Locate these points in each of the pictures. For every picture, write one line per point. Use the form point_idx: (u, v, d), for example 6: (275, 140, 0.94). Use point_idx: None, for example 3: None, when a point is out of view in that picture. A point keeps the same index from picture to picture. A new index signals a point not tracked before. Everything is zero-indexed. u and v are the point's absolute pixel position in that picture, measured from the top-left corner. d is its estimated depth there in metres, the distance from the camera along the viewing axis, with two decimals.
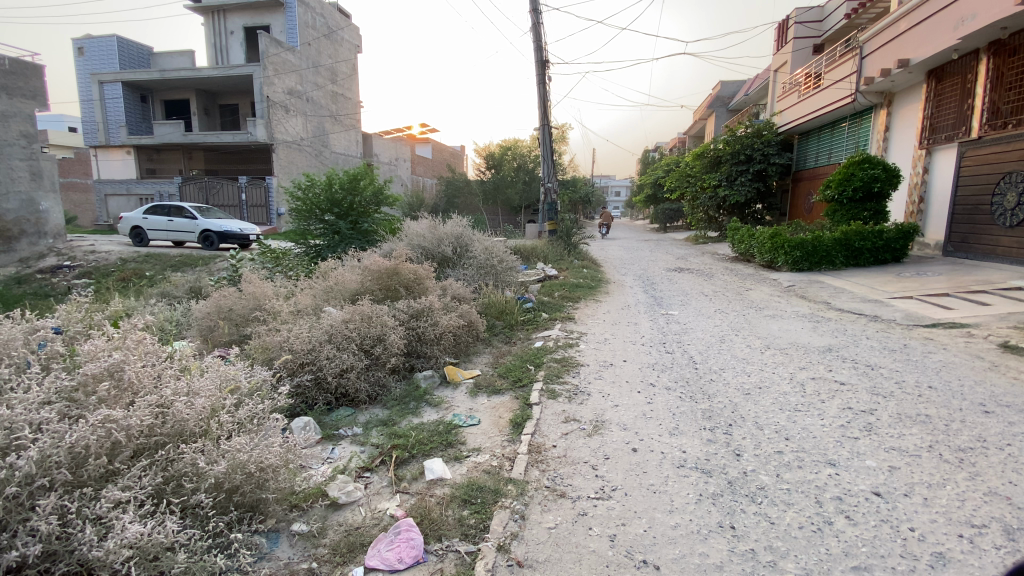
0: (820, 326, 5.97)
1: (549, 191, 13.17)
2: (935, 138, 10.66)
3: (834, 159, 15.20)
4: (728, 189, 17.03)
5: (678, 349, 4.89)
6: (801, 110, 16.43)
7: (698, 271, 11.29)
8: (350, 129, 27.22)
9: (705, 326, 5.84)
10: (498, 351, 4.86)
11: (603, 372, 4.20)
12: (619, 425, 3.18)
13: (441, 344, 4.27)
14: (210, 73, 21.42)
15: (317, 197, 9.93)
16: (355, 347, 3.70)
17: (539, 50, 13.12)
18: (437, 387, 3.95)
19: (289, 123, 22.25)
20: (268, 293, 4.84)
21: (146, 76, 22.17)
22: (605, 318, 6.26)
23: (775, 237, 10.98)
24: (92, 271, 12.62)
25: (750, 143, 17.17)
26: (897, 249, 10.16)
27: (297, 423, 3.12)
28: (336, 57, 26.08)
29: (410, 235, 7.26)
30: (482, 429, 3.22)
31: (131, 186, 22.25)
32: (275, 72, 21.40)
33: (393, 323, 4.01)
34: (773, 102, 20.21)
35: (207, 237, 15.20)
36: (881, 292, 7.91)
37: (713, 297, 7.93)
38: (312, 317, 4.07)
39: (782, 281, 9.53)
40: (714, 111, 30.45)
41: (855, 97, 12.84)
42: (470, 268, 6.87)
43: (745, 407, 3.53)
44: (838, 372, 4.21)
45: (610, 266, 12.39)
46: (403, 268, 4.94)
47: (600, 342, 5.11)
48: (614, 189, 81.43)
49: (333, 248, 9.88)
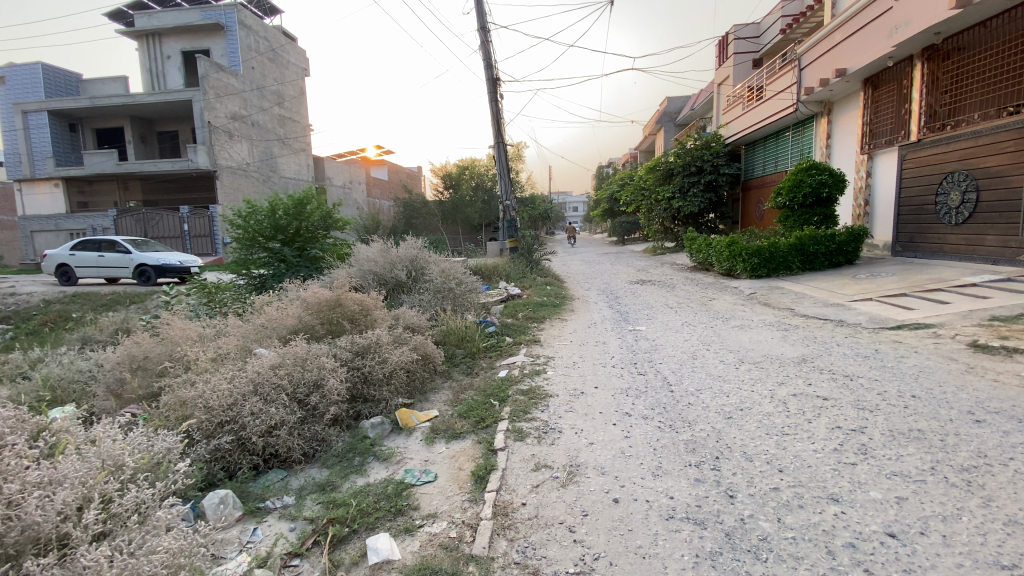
0: (790, 334, 5.82)
1: (507, 209, 12.91)
2: (876, 142, 11.07)
3: (780, 167, 15.67)
4: (682, 200, 17.29)
5: (651, 370, 4.57)
6: (746, 121, 16.94)
7: (661, 283, 11.18)
8: (300, 153, 26.36)
9: (675, 342, 5.58)
10: (458, 385, 4.41)
11: (574, 402, 3.82)
12: (595, 468, 2.79)
13: (392, 384, 3.80)
14: (145, 99, 20.26)
15: (260, 224, 9.24)
16: (286, 398, 3.20)
17: (489, 67, 12.96)
18: (388, 436, 3.47)
19: (233, 148, 21.26)
20: (190, 336, 4.24)
21: (74, 104, 20.77)
22: (572, 339, 5.91)
23: (732, 244, 11.03)
24: (9, 317, 11.35)
25: (700, 154, 17.54)
26: (849, 251, 10.36)
27: (211, 497, 2.56)
28: (282, 81, 25.34)
29: (359, 261, 6.76)
30: (438, 487, 2.75)
31: (60, 221, 20.63)
32: (217, 96, 20.46)
33: (333, 366, 3.53)
34: (718, 114, 20.85)
35: (143, 272, 14.06)
36: (842, 295, 7.93)
37: (679, 309, 7.77)
38: (236, 364, 3.54)
39: (744, 289, 9.50)
40: (663, 125, 31.34)
41: (796, 106, 13.26)
42: (425, 293, 6.41)
43: (730, 434, 3.21)
44: (820, 386, 3.98)
45: (573, 282, 12.16)
46: (346, 299, 4.48)
47: (568, 367, 4.73)
48: (573, 205, 83.04)
49: (279, 278, 9.22)
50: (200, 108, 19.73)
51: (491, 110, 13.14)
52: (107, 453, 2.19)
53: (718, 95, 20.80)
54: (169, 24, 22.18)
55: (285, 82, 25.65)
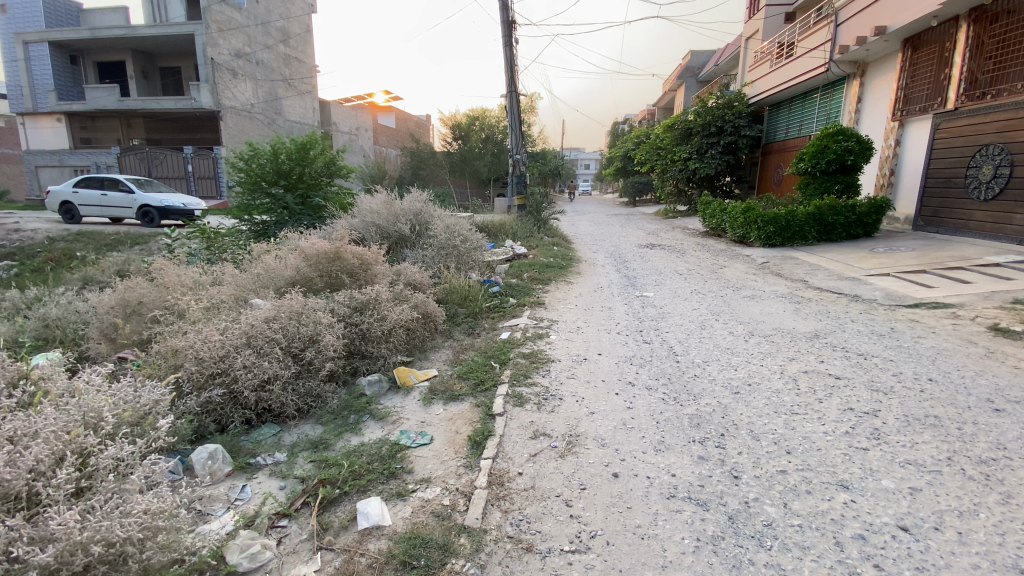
0: (802, 307, 5.64)
1: (517, 163, 12.52)
2: (909, 109, 10.47)
3: (804, 131, 14.99)
4: (698, 161, 16.70)
5: (657, 338, 4.44)
6: (772, 80, 16.08)
7: (671, 247, 10.91)
8: (306, 95, 25.52)
9: (684, 310, 5.41)
10: (458, 345, 4.30)
11: (576, 368, 3.71)
12: (596, 439, 2.71)
13: (391, 342, 3.69)
14: (147, 32, 19.44)
15: (262, 168, 8.96)
16: (281, 351, 3.10)
17: (504, 9, 12.20)
18: (385, 394, 3.39)
19: (237, 87, 20.56)
20: (185, 283, 4.13)
21: (74, 35, 19.98)
22: (578, 303, 5.76)
23: (748, 211, 10.66)
24: (14, 253, 11.21)
25: (721, 114, 16.78)
26: (869, 223, 10.02)
27: (200, 452, 2.50)
28: (288, 17, 24.20)
29: (362, 212, 6.57)
30: (432, 451, 2.68)
31: (64, 157, 20.31)
32: (220, 31, 19.60)
33: (331, 322, 3.42)
34: (743, 72, 19.81)
35: (147, 213, 13.89)
36: (857, 269, 7.67)
37: (689, 275, 7.57)
38: (231, 314, 3.43)
39: (756, 257, 9.24)
40: (684, 81, 29.99)
41: (829, 66, 12.49)
42: (429, 249, 6.21)
43: (736, 410, 3.10)
44: (831, 364, 3.84)
45: (580, 243, 11.90)
46: (346, 252, 4.31)
47: (572, 332, 4.60)
48: (584, 161, 81.53)
49: (282, 226, 9.03)
50: (202, 43, 18.94)
51: (505, 57, 12.48)
52: (86, 406, 2.11)
53: (745, 51, 19.69)
54: None
55: (291, 19, 24.51)
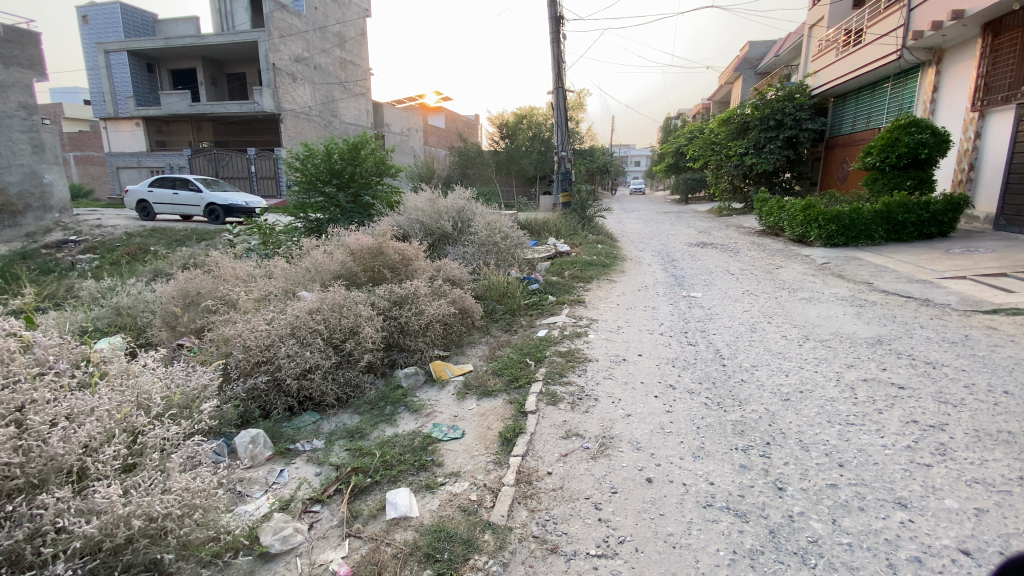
0: (864, 312, 5.25)
1: (563, 160, 12.42)
2: (991, 99, 9.57)
3: (872, 123, 14.00)
4: (755, 157, 15.96)
5: (702, 340, 4.26)
6: (838, 70, 15.10)
7: (722, 247, 10.47)
8: (360, 97, 26.39)
9: (732, 312, 5.17)
10: (495, 341, 4.29)
11: (614, 369, 3.61)
12: (631, 442, 2.62)
13: (428, 336, 3.72)
14: (215, 41, 20.70)
15: (317, 168, 9.34)
16: (322, 342, 3.19)
17: (552, 5, 12.12)
18: (421, 387, 3.43)
19: (296, 91, 21.54)
20: (240, 275, 4.37)
21: (151, 45, 21.55)
22: (619, 302, 5.62)
23: (807, 208, 10.06)
24: (97, 247, 12.21)
25: (780, 107, 15.94)
26: (945, 222, 9.26)
27: (243, 436, 2.61)
28: (344, 22, 25.10)
29: (407, 210, 6.72)
30: (463, 445, 2.67)
31: (142, 159, 21.95)
32: (281, 38, 20.59)
33: (371, 315, 3.49)
34: (806, 63, 18.74)
35: (213, 210, 14.80)
36: (929, 272, 7.07)
37: (740, 275, 7.24)
38: (278, 305, 3.57)
39: (815, 258, 8.71)
40: (741, 74, 28.76)
41: (900, 54, 11.57)
42: (470, 246, 6.25)
43: (786, 418, 2.92)
44: (894, 372, 3.55)
45: (626, 241, 11.63)
46: (388, 248, 4.39)
47: (611, 332, 4.48)
48: (634, 159, 79.97)
49: (334, 223, 9.37)
50: (264, 50, 20.00)
51: (552, 54, 12.40)
52: (136, 389, 2.26)
53: (807, 40, 18.61)
54: None
55: (347, 24, 25.41)
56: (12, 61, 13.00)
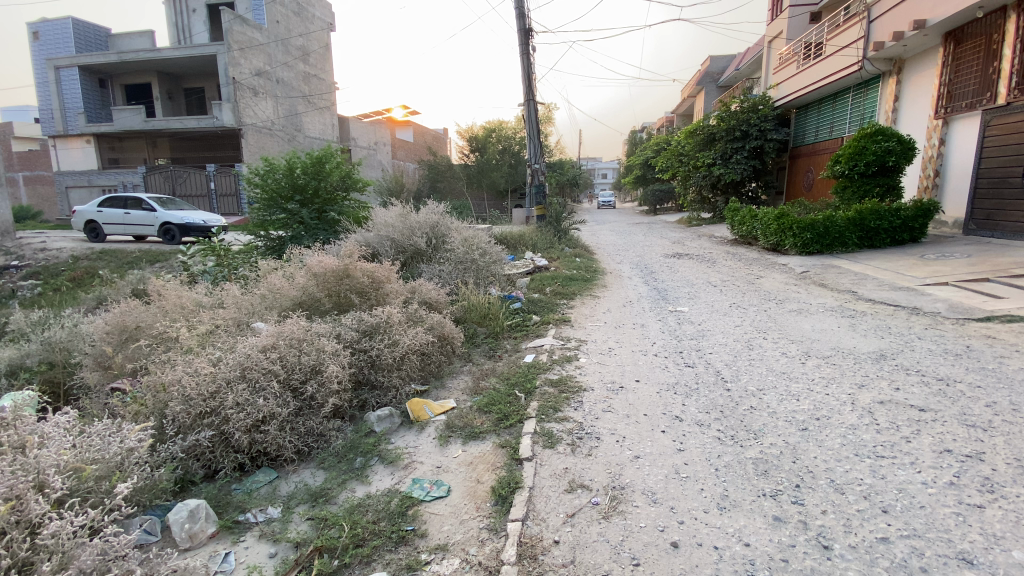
0: (858, 323, 5.08)
1: (536, 173, 12.18)
2: (954, 106, 9.84)
3: (835, 133, 14.33)
4: (723, 167, 16.14)
5: (701, 361, 3.96)
6: (800, 82, 15.45)
7: (699, 257, 10.35)
8: (325, 111, 25.77)
9: (725, 328, 4.90)
10: (478, 370, 3.88)
11: (612, 400, 3.25)
12: (645, 493, 2.27)
13: (403, 370, 3.27)
14: (171, 54, 19.82)
15: (279, 183, 8.80)
16: (279, 385, 2.73)
17: (521, 17, 11.99)
18: (396, 431, 2.99)
19: (258, 106, 20.81)
20: (186, 306, 3.87)
21: (102, 58, 20.51)
22: (607, 320, 5.30)
23: (781, 217, 10.05)
24: (38, 272, 11.23)
25: (746, 118, 16.21)
26: (916, 228, 9.39)
27: (178, 510, 2.12)
28: (307, 36, 24.55)
29: (376, 226, 6.32)
30: (450, 507, 2.26)
31: (93, 177, 20.73)
32: (241, 51, 19.91)
33: (337, 350, 3.04)
34: (767, 75, 19.21)
35: (168, 230, 13.93)
36: (910, 278, 7.04)
37: (724, 287, 7.07)
38: (226, 341, 3.08)
39: (794, 266, 8.65)
40: (704, 87, 29.45)
41: (862, 64, 11.87)
42: (445, 264, 5.85)
43: (809, 453, 2.62)
44: (909, 392, 3.31)
45: (603, 253, 11.42)
46: (355, 269, 3.94)
47: (603, 355, 4.13)
48: (601, 170, 81.25)
49: (298, 241, 8.81)
50: (224, 63, 19.27)
51: (522, 66, 12.23)
52: (30, 466, 1.79)
53: (767, 53, 19.10)
54: None
55: (311, 38, 24.88)
56: None
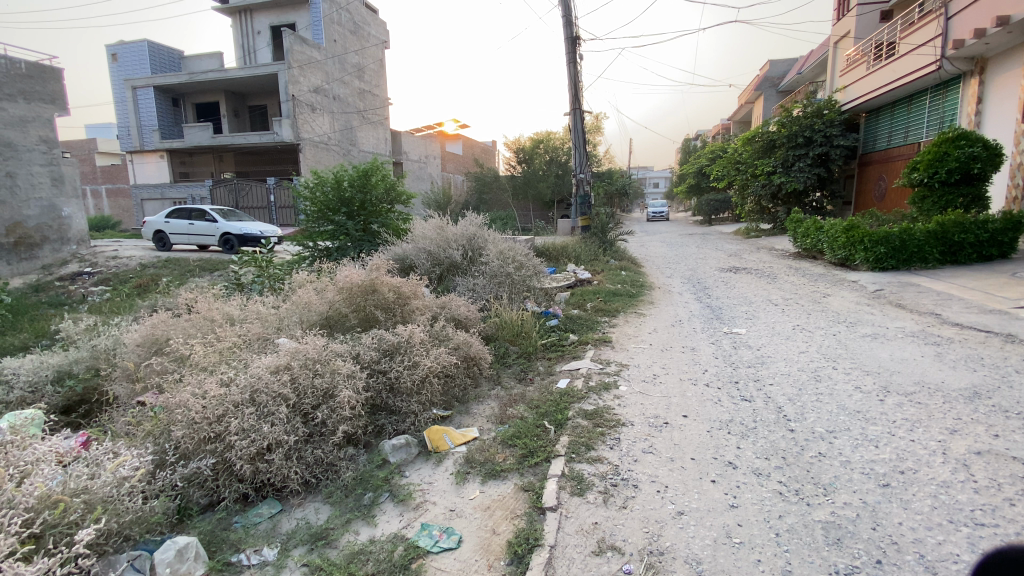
0: (944, 352, 4.41)
1: (581, 183, 11.84)
2: None
3: (911, 138, 13.14)
4: (784, 176, 15.22)
5: (759, 395, 3.49)
6: (869, 84, 14.31)
7: (757, 272, 9.64)
8: (377, 125, 26.53)
9: (786, 354, 4.38)
10: (507, 396, 3.59)
11: (652, 438, 2.87)
12: (688, 562, 1.90)
13: (423, 395, 3.02)
14: (236, 74, 21.00)
15: (327, 196, 8.95)
16: (288, 411, 2.56)
17: (568, 25, 11.77)
18: (412, 464, 2.74)
19: (315, 121, 21.64)
20: (216, 319, 3.84)
21: (176, 80, 22.03)
22: (651, 342, 4.89)
23: (851, 229, 9.19)
24: (110, 279, 11.96)
25: (809, 123, 15.18)
26: (1006, 243, 8.32)
27: (166, 549, 1.95)
28: (362, 54, 25.43)
29: (415, 238, 6.29)
30: (458, 563, 1.98)
31: (166, 190, 22.24)
32: (300, 69, 20.81)
33: (353, 371, 2.84)
34: (833, 78, 17.98)
35: (228, 240, 14.60)
36: (1004, 300, 6.15)
37: (784, 305, 6.47)
38: (243, 360, 2.96)
39: (866, 284, 7.85)
40: (762, 93, 28.15)
41: (939, 64, 10.78)
42: (480, 278, 5.63)
43: (893, 518, 2.14)
44: (1014, 441, 2.72)
45: (652, 267, 10.89)
46: (381, 285, 3.77)
47: (647, 383, 3.73)
48: (651, 180, 79.48)
49: (343, 252, 8.88)
50: (284, 82, 20.21)
51: (568, 75, 12.00)
52: None
53: (833, 55, 17.89)
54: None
55: (366, 55, 25.76)
56: (34, 96, 13.10)
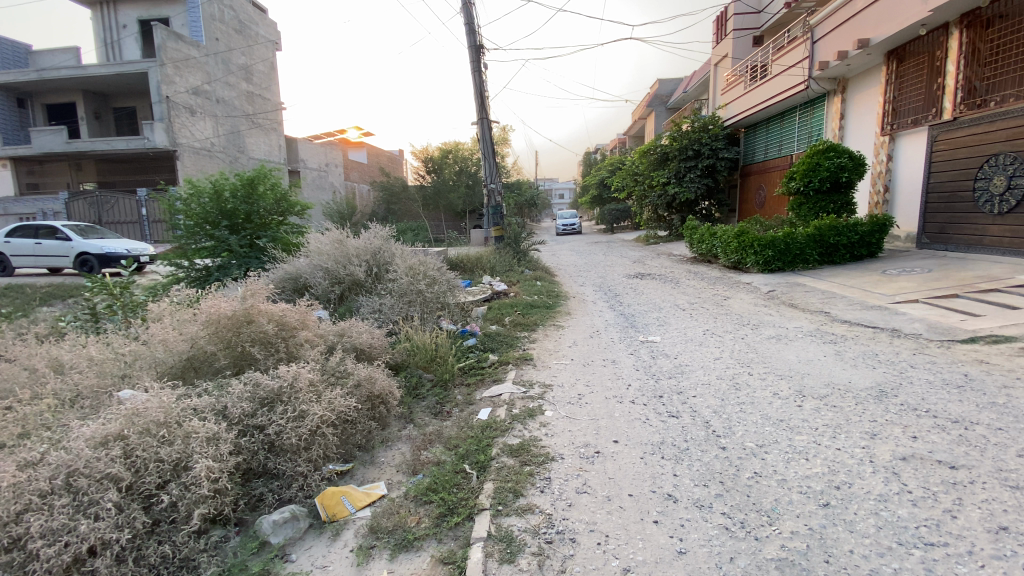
0: (843, 350, 4.65)
1: (492, 193, 11.60)
2: (899, 122, 10.04)
3: (784, 150, 14.56)
4: (678, 186, 16.15)
5: (686, 410, 3.34)
6: (748, 102, 15.70)
7: (662, 277, 9.99)
8: (271, 132, 24.52)
9: (703, 362, 4.35)
10: (420, 436, 3.12)
11: (585, 474, 2.56)
12: None
13: (313, 451, 2.48)
14: (97, 71, 18.29)
15: (204, 208, 7.83)
16: (120, 497, 1.91)
17: (471, 33, 11.55)
18: (301, 542, 2.20)
19: (196, 126, 19.44)
20: (36, 369, 2.97)
21: (15, 75, 18.71)
22: (574, 356, 4.66)
23: (741, 235, 9.82)
24: None
25: (697, 137, 16.30)
26: (874, 243, 9.31)
27: None
28: (250, 54, 23.44)
29: (310, 254, 5.63)
30: None
31: (6, 205, 18.75)
32: (176, 69, 18.61)
33: (216, 431, 2.23)
34: (715, 95, 19.56)
35: (86, 261, 12.39)
36: (878, 296, 6.80)
37: (693, 310, 6.65)
38: (61, 428, 2.24)
39: (760, 285, 8.38)
40: (654, 109, 30.15)
41: (808, 84, 12.05)
42: (386, 297, 5.08)
43: (843, 545, 2.02)
44: (930, 442, 2.81)
45: (565, 275, 10.90)
46: (259, 314, 3.15)
47: (574, 406, 3.46)
48: (557, 191, 82.67)
49: (225, 272, 7.83)
50: (156, 81, 17.90)
51: (474, 83, 11.76)
52: None
53: (714, 74, 19.49)
54: None
55: (254, 56, 23.78)
56: None
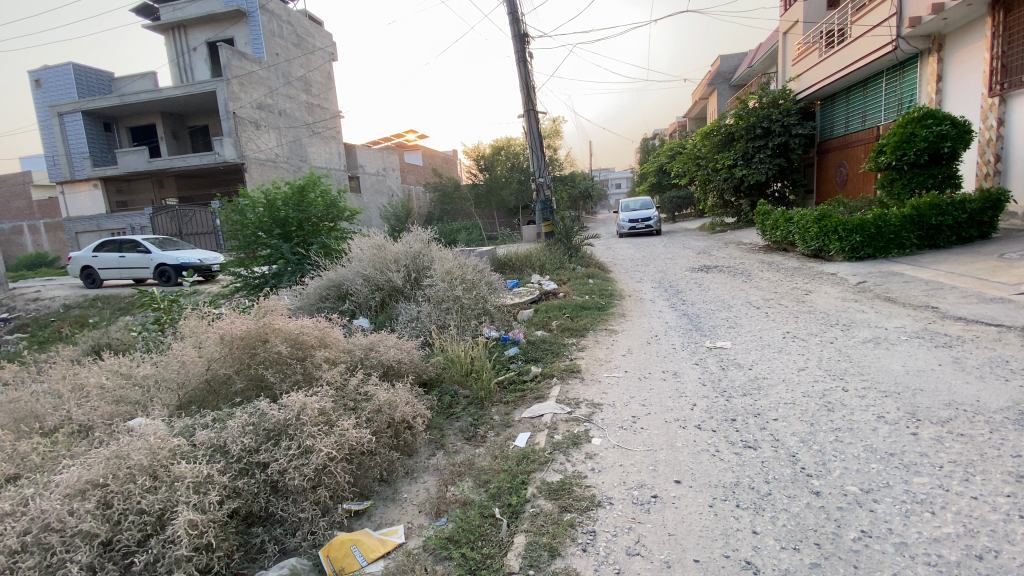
0: (961, 356, 3.80)
1: (541, 187, 11.14)
2: (1012, 79, 8.55)
3: (868, 122, 13.01)
4: (745, 168, 14.92)
5: (767, 440, 2.75)
6: (823, 71, 14.17)
7: (730, 269, 9.10)
8: (330, 140, 25.33)
9: (784, 374, 3.69)
10: (449, 467, 2.75)
11: (638, 529, 2.09)
12: None
13: (320, 493, 2.19)
14: (171, 93, 19.57)
15: (258, 217, 7.97)
16: (94, 556, 1.70)
17: (515, 23, 11.11)
18: None
19: (261, 139, 20.39)
20: (60, 393, 2.88)
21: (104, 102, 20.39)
22: (629, 368, 4.14)
23: (822, 219, 8.75)
24: (28, 324, 10.39)
25: (766, 114, 14.92)
26: (985, 222, 8.04)
27: None
28: (308, 66, 24.30)
29: (352, 260, 5.47)
30: None
31: (101, 221, 20.53)
32: (241, 86, 19.56)
33: (206, 474, 1.98)
34: (785, 68, 17.90)
35: (164, 271, 13.20)
36: (999, 286, 5.69)
37: (767, 308, 5.88)
38: (58, 467, 2.09)
39: (846, 276, 7.36)
40: (716, 88, 28.35)
41: (896, 44, 10.57)
42: (424, 304, 4.79)
43: None
44: None
45: (621, 271, 10.26)
46: (274, 333, 2.92)
47: (626, 431, 2.97)
48: (613, 182, 80.69)
49: (279, 279, 7.91)
50: (223, 99, 18.86)
51: (520, 74, 11.32)
52: None
53: (784, 44, 17.81)
54: (192, 14, 21.64)
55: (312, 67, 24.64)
56: None
